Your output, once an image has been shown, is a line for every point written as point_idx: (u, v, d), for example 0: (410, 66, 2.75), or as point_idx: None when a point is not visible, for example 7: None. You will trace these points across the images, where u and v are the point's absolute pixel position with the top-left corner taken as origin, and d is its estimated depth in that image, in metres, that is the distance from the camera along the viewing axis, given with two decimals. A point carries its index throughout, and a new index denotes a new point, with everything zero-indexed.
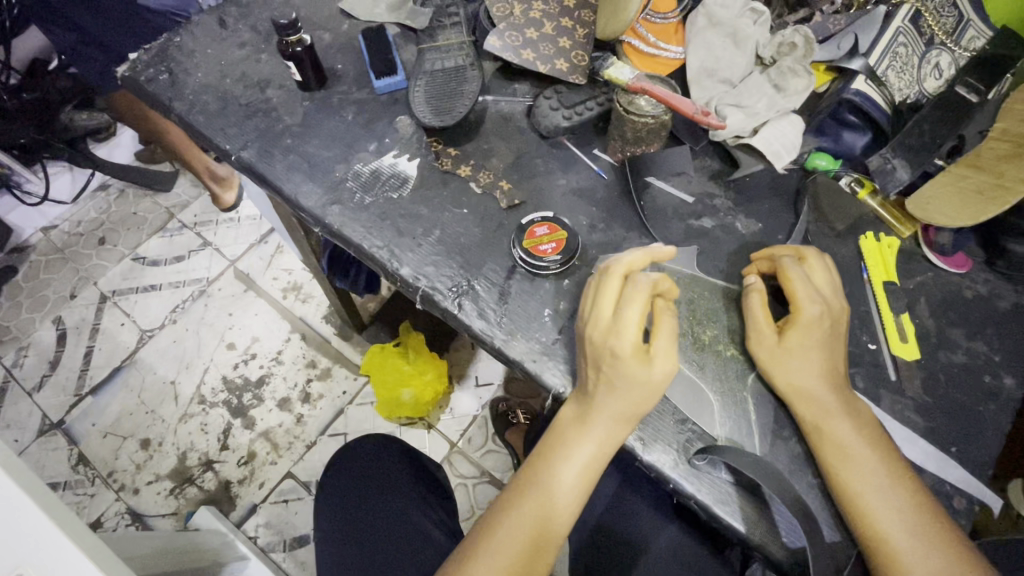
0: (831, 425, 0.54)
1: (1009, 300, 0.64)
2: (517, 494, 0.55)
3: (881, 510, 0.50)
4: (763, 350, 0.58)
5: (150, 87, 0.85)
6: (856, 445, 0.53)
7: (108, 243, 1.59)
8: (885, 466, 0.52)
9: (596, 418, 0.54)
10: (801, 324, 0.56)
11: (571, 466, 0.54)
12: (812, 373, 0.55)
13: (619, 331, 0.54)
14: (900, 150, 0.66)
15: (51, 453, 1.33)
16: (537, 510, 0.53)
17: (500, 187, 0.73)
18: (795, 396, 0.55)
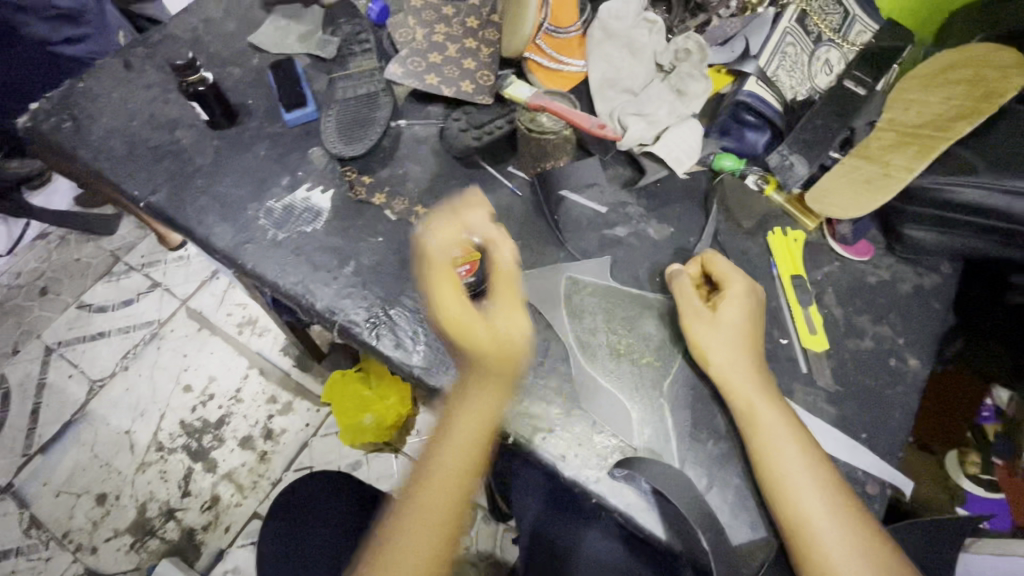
0: (757, 412, 0.55)
1: (911, 283, 0.66)
2: (416, 489, 0.56)
3: (803, 492, 0.51)
4: (699, 324, 0.59)
5: (53, 136, 0.83)
6: (780, 431, 0.54)
7: (50, 293, 1.45)
8: (802, 451, 0.53)
9: (468, 392, 0.57)
10: (728, 299, 0.60)
11: (458, 450, 0.56)
12: (736, 352, 0.58)
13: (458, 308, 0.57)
14: (796, 147, 0.68)
15: (1, 519, 1.24)
16: (437, 498, 0.55)
17: (415, 213, 0.73)
18: (726, 374, 0.57)
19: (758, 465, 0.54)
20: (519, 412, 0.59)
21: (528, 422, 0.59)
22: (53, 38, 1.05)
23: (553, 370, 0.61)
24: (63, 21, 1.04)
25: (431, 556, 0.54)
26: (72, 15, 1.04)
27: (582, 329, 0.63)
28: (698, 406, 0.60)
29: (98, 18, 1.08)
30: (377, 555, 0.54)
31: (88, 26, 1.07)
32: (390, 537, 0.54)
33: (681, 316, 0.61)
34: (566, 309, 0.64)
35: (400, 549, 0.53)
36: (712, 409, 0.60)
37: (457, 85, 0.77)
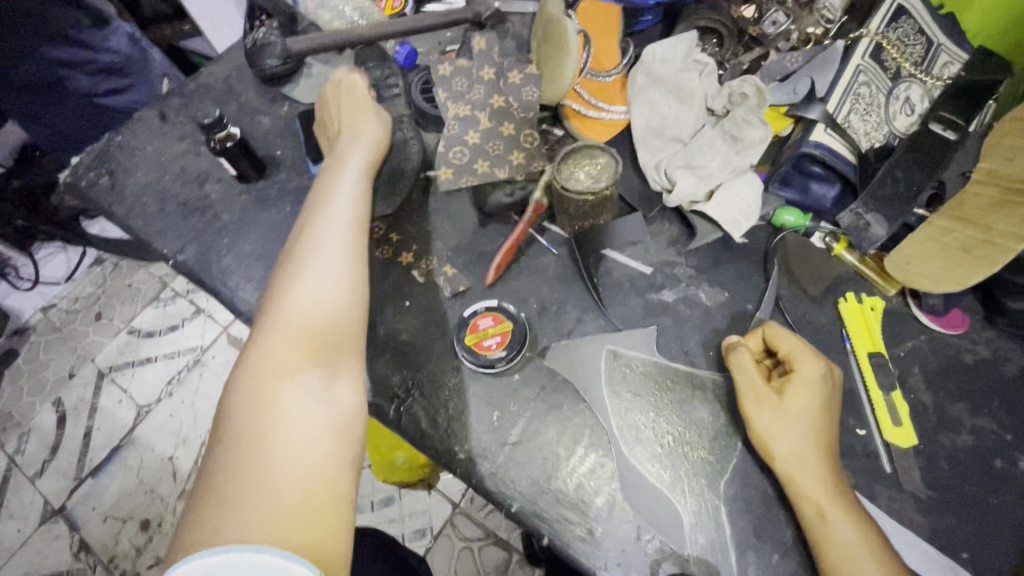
0: (830, 523, 0.47)
1: (1017, 364, 0.56)
2: (305, 251, 0.52)
3: None
4: (762, 410, 0.51)
5: (91, 192, 0.83)
6: (863, 556, 0.46)
7: (104, 318, 1.46)
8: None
9: (345, 165, 0.60)
10: (798, 383, 0.51)
11: (343, 211, 0.55)
12: (804, 447, 0.49)
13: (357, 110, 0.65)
14: (873, 203, 0.59)
15: (54, 542, 1.23)
16: (324, 254, 0.52)
17: (444, 273, 0.68)
18: (793, 476, 0.49)
19: None
20: (556, 508, 0.54)
21: (564, 521, 0.53)
22: (99, 90, 1.07)
23: (592, 459, 0.55)
24: (108, 74, 1.06)
25: (334, 316, 0.50)
26: (116, 67, 1.05)
27: (624, 413, 0.56)
28: (759, 507, 0.52)
29: (143, 69, 1.09)
30: (274, 329, 0.48)
31: (132, 77, 1.09)
32: (281, 304, 0.49)
33: (740, 397, 0.53)
34: (607, 390, 0.58)
35: (292, 310, 0.49)
36: (777, 514, 0.52)
37: (508, 163, 0.68)
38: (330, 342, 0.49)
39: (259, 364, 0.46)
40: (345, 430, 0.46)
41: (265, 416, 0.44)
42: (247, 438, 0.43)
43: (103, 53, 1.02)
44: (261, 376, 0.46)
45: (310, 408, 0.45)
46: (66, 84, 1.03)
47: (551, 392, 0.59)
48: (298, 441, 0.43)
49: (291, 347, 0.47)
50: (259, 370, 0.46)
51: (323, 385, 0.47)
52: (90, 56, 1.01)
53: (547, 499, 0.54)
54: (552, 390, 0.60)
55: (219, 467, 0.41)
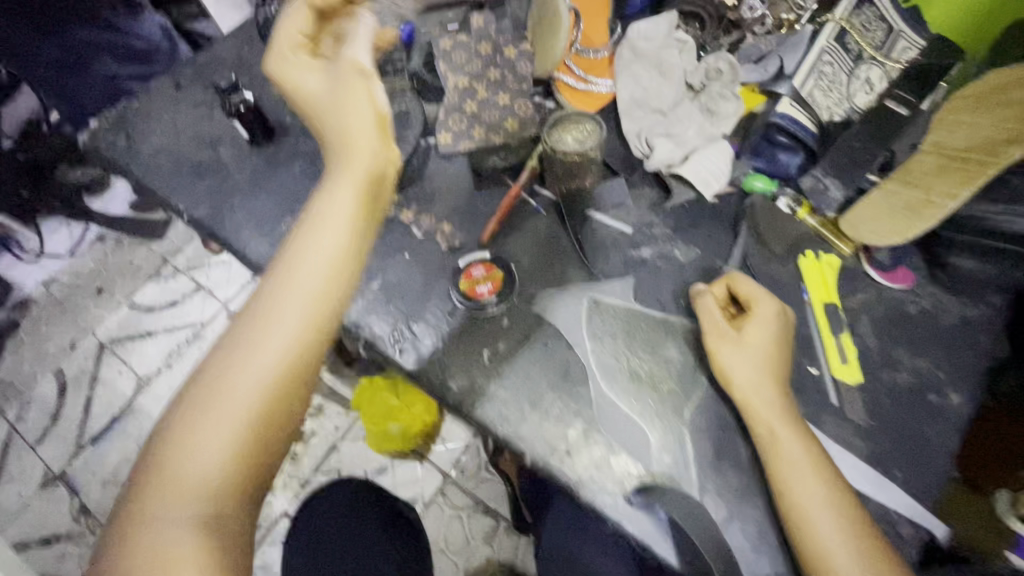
0: (779, 440, 0.53)
1: (955, 314, 0.62)
2: (249, 324, 0.50)
3: (823, 526, 0.50)
4: (723, 345, 0.58)
5: (108, 153, 0.88)
6: (802, 463, 0.52)
7: (106, 293, 1.50)
8: (823, 484, 0.51)
9: (319, 214, 0.53)
10: (754, 320, 0.58)
11: (302, 285, 0.50)
12: (759, 375, 0.56)
13: (346, 118, 0.53)
14: (832, 169, 0.66)
15: (55, 505, 1.28)
16: (268, 340, 0.49)
17: (441, 230, 0.74)
18: (746, 400, 0.55)
19: (779, 497, 0.52)
20: (538, 432, 0.60)
21: (545, 443, 0.59)
22: (122, 73, 1.16)
23: (571, 392, 0.61)
24: (132, 59, 1.16)
25: (251, 405, 0.47)
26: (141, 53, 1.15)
27: (601, 351, 0.62)
28: (720, 432, 0.59)
29: (170, 56, 1.18)
30: (191, 406, 0.48)
31: (158, 63, 1.18)
32: (209, 380, 0.48)
33: (704, 335, 0.59)
34: (587, 333, 0.63)
35: (215, 396, 0.47)
36: (735, 438, 0.58)
37: (502, 128, 0.74)
38: (243, 432, 0.47)
39: (167, 445, 0.47)
40: (216, 542, 0.44)
41: (150, 508, 0.45)
42: (128, 529, 0.44)
43: (134, 38, 1.13)
44: (164, 459, 0.46)
45: (190, 512, 0.44)
46: (92, 67, 1.14)
47: (537, 334, 0.65)
48: (173, 541, 0.43)
49: (198, 437, 0.46)
50: (165, 450, 0.46)
51: (215, 488, 0.46)
52: (121, 40, 1.12)
53: (530, 426, 0.60)
54: (538, 333, 0.65)
55: (109, 543, 0.44)
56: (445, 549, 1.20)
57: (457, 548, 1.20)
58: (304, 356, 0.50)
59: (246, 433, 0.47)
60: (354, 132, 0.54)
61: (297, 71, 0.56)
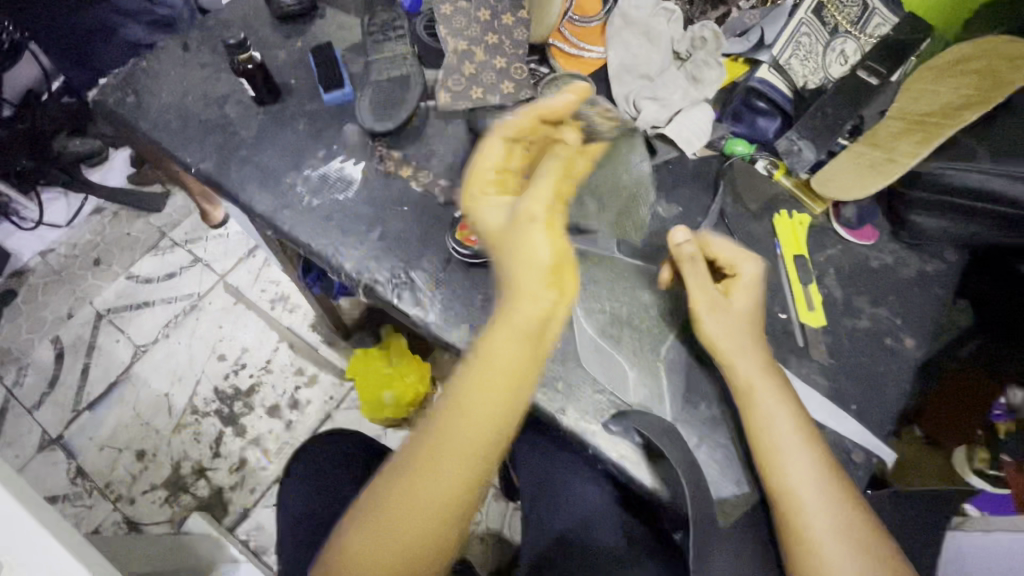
0: (755, 387, 0.57)
1: (913, 268, 0.68)
2: (429, 443, 0.51)
3: (797, 471, 0.53)
4: (709, 302, 0.60)
5: (118, 109, 0.91)
6: (797, 445, 0.54)
7: (103, 264, 1.52)
8: (801, 437, 0.54)
9: (502, 339, 0.52)
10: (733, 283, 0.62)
11: (481, 419, 0.51)
12: (745, 333, 0.59)
13: (529, 249, 0.52)
14: (805, 133, 0.71)
15: (51, 468, 1.31)
16: (444, 469, 0.50)
17: (439, 184, 0.78)
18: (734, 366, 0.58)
19: (754, 438, 0.55)
20: None
21: None
22: (145, 39, 1.28)
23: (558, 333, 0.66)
24: (155, 26, 1.27)
25: (422, 530, 0.50)
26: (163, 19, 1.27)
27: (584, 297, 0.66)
28: (694, 369, 0.64)
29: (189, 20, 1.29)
30: (369, 515, 0.51)
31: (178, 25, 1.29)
32: (386, 491, 0.51)
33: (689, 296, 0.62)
34: None
35: (393, 510, 0.50)
36: (708, 374, 0.63)
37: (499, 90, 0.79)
38: (410, 551, 0.50)
39: (344, 547, 0.50)
40: None
41: None
42: None
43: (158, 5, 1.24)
44: (342, 558, 0.50)
45: None
46: (118, 32, 1.26)
47: None
48: None
49: (372, 548, 0.50)
50: (344, 549, 0.51)
51: None
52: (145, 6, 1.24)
53: None
54: None
55: None
56: None
57: None
58: (471, 488, 0.51)
59: (414, 554, 0.50)
60: (538, 266, 0.52)
61: (484, 206, 0.56)
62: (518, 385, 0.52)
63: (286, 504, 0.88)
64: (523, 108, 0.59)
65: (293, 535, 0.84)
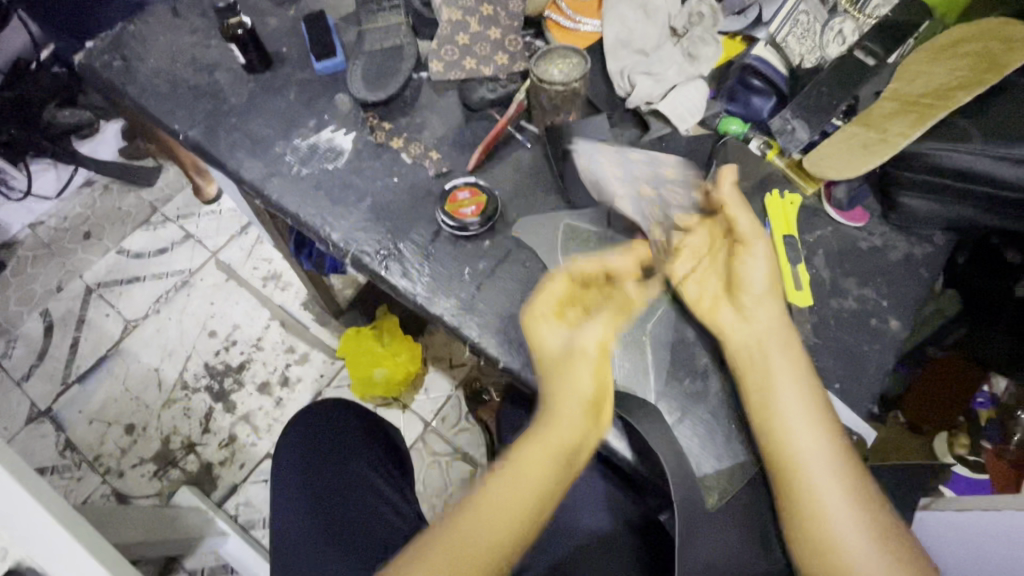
0: (769, 348, 0.58)
1: (902, 251, 0.68)
2: (468, 511, 0.54)
3: (806, 436, 0.55)
4: (742, 261, 0.61)
5: (105, 73, 0.89)
6: (809, 424, 0.55)
7: (93, 237, 1.51)
8: (813, 404, 0.56)
9: (547, 435, 0.57)
10: (748, 256, 0.61)
11: (519, 496, 0.55)
12: (769, 301, 0.60)
13: (578, 372, 0.58)
14: (799, 112, 0.70)
15: (39, 440, 1.30)
16: (481, 538, 0.52)
17: (429, 157, 0.77)
18: (747, 343, 0.59)
19: (767, 397, 0.57)
20: (513, 341, 0.65)
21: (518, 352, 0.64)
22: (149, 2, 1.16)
23: None
24: None
25: None
26: None
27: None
28: (679, 346, 0.64)
29: None
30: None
31: None
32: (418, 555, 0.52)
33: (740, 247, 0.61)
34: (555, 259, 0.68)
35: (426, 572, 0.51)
36: (694, 351, 0.63)
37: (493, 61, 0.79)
38: None
39: None
40: None
41: None
42: None
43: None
44: None
45: None
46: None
47: (516, 254, 0.69)
48: None
49: None
50: None
51: None
52: None
53: (504, 337, 0.65)
54: (518, 255, 0.69)
55: None
56: (423, 492, 1.25)
57: (433, 490, 1.26)
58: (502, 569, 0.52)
59: None
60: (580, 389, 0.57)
61: (541, 329, 0.60)
62: (556, 481, 0.56)
63: (274, 475, 0.88)
64: (589, 256, 0.64)
65: (279, 506, 0.84)
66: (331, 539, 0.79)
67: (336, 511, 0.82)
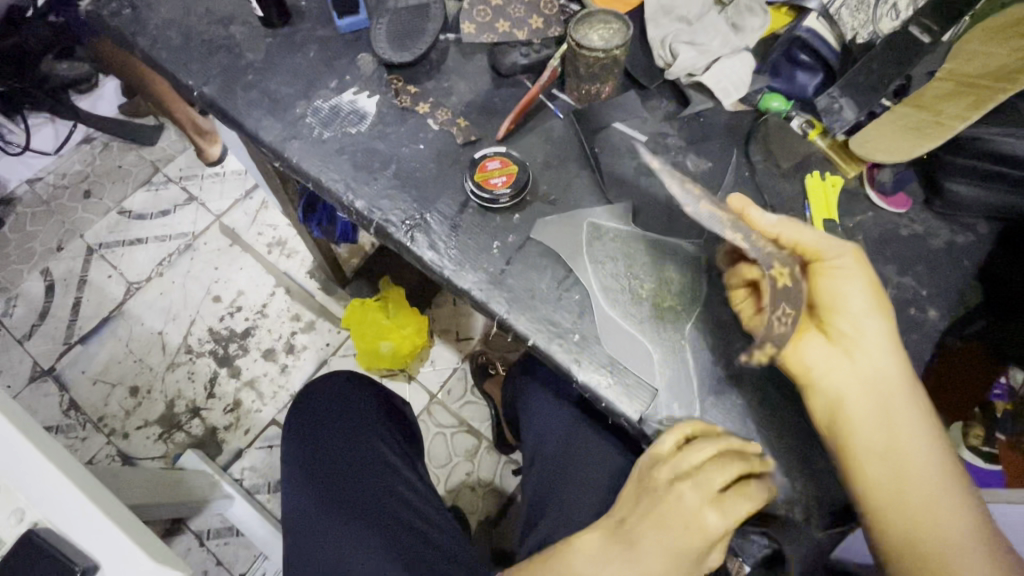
0: (887, 397, 0.52)
1: (944, 239, 0.66)
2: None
3: (936, 503, 0.49)
4: (847, 295, 0.54)
5: (113, 21, 0.84)
6: (936, 482, 0.50)
7: (94, 196, 1.47)
8: (937, 462, 0.51)
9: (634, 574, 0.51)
10: (832, 274, 0.54)
11: None
12: (878, 342, 0.53)
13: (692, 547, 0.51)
14: (848, 90, 0.68)
15: (43, 399, 1.29)
16: None
17: (457, 123, 0.73)
18: (857, 387, 0.53)
19: (886, 455, 0.51)
20: (541, 318, 0.63)
21: (547, 329, 0.63)
22: None
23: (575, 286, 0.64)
24: None
25: None
26: None
27: (604, 273, 0.64)
28: (714, 328, 0.63)
29: None
30: None
31: None
32: None
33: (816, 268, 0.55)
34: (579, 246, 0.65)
35: None
36: (728, 335, 0.62)
37: (527, 25, 0.76)
38: None
39: None
40: None
41: None
42: None
43: None
44: None
45: None
46: None
47: (544, 229, 0.67)
48: None
49: None
50: None
51: None
52: None
53: (531, 315, 0.63)
54: (545, 230, 0.67)
55: None
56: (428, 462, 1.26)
57: (439, 461, 1.26)
58: None
59: None
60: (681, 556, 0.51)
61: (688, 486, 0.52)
62: None
63: (285, 447, 0.88)
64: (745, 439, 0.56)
65: (288, 474, 0.85)
66: (340, 507, 0.79)
67: (348, 480, 0.82)
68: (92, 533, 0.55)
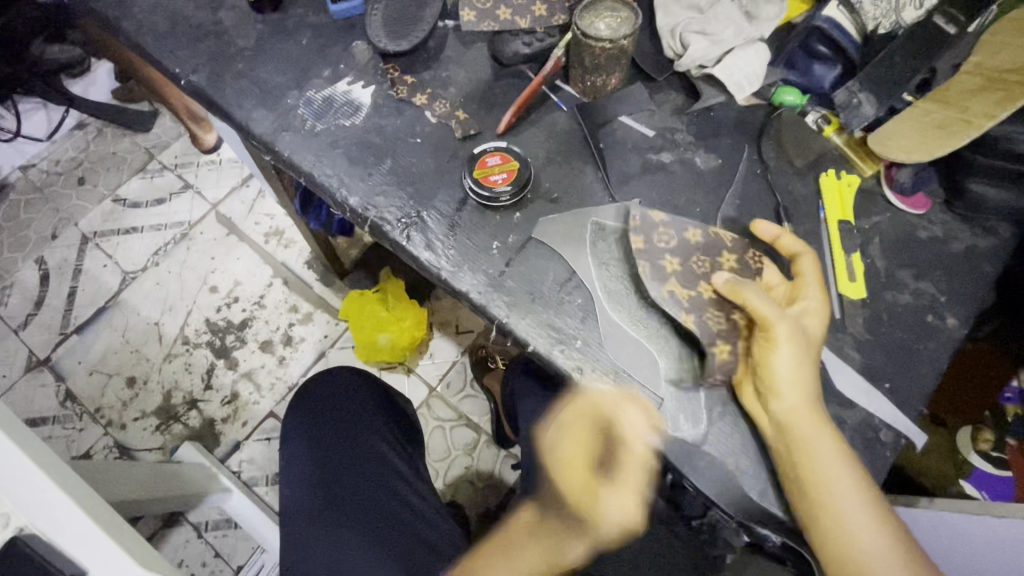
0: (808, 447, 0.52)
1: (964, 242, 0.63)
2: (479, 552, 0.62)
3: (868, 539, 0.50)
4: (768, 352, 0.54)
5: (97, 4, 0.80)
6: (866, 521, 0.51)
7: (87, 183, 1.43)
8: (864, 498, 0.51)
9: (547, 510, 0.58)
10: (767, 343, 0.54)
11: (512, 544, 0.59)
12: (792, 396, 0.53)
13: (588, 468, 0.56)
14: (867, 84, 0.64)
15: (39, 390, 1.27)
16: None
17: (455, 116, 0.70)
18: (782, 438, 0.54)
19: (813, 501, 0.52)
20: (543, 321, 0.61)
21: (549, 334, 0.60)
22: None
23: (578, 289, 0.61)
24: None
25: None
26: None
27: (608, 276, 0.62)
28: None
29: None
30: None
31: None
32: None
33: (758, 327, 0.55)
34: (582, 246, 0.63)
35: None
36: None
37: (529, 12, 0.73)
38: None
39: None
40: None
41: None
42: None
43: None
44: None
45: None
46: None
47: (547, 228, 0.64)
48: None
49: None
50: None
51: None
52: None
53: (533, 318, 0.61)
54: (548, 229, 0.64)
55: None
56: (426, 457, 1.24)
57: (438, 456, 1.24)
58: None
59: None
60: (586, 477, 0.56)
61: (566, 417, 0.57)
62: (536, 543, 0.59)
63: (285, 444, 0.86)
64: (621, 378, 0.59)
65: (287, 472, 0.83)
66: (338, 507, 0.77)
67: (347, 479, 0.80)
68: (78, 537, 0.52)
